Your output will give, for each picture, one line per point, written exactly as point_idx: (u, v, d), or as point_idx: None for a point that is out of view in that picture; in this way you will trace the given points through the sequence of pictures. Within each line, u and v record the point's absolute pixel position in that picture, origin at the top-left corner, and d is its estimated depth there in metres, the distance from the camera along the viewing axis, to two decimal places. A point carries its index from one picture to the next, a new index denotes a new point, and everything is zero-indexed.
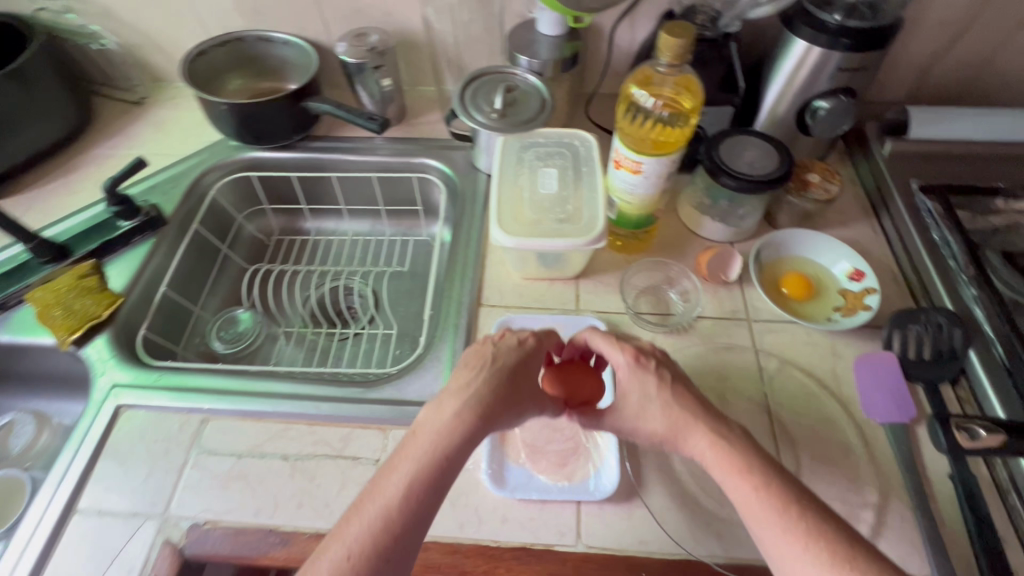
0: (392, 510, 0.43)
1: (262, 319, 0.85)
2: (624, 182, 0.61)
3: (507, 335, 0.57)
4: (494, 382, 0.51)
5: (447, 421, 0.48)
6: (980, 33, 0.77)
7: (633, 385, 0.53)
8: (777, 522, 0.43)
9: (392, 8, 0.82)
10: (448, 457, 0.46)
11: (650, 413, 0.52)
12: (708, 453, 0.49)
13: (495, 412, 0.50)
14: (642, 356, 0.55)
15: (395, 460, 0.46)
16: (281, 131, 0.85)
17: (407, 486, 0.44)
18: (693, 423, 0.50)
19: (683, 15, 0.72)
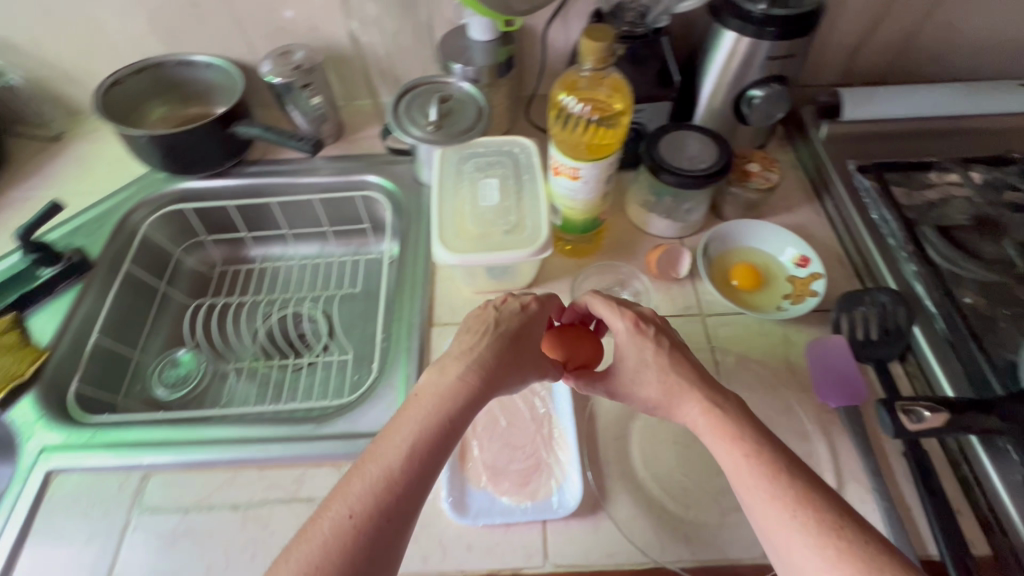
0: (393, 473, 0.42)
1: (208, 357, 0.81)
2: (565, 189, 0.60)
3: (508, 301, 0.56)
4: (496, 346, 0.50)
5: (450, 384, 0.47)
6: (902, 12, 0.79)
7: (631, 348, 0.53)
8: (764, 490, 0.43)
9: (317, 23, 0.79)
10: (452, 421, 0.45)
11: (647, 378, 0.52)
12: (700, 420, 0.49)
13: (498, 377, 0.49)
14: (642, 322, 0.54)
15: (399, 421, 0.45)
16: (211, 159, 0.81)
17: (409, 447, 0.43)
18: (689, 390, 0.50)
19: (611, 14, 0.71)
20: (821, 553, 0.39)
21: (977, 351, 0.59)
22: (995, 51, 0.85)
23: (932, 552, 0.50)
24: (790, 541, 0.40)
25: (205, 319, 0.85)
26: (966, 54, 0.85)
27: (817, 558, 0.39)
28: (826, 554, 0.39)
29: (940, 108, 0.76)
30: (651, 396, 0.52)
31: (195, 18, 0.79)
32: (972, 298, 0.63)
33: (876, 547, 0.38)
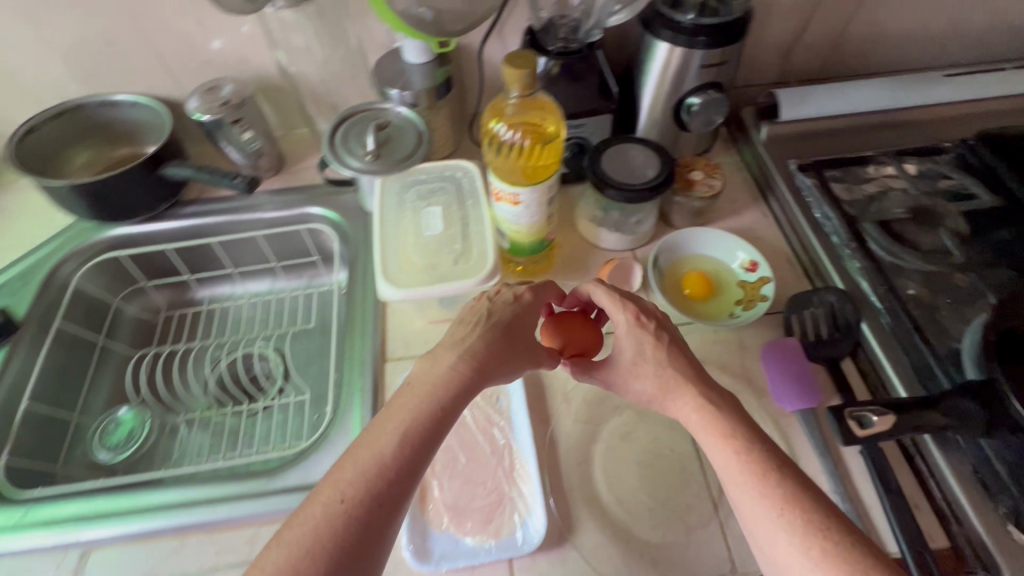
0: (383, 459, 0.43)
1: (154, 413, 0.77)
2: (508, 214, 0.59)
3: (502, 290, 0.57)
4: (488, 337, 0.52)
5: (442, 374, 0.48)
6: (828, 11, 0.81)
7: (629, 341, 0.54)
8: (752, 486, 0.43)
9: (245, 54, 0.76)
10: (443, 410, 0.46)
11: (643, 369, 0.53)
12: (693, 418, 0.49)
13: (489, 367, 0.51)
14: (644, 318, 0.54)
15: (392, 410, 0.46)
16: (142, 204, 0.77)
17: (400, 436, 0.44)
18: (686, 385, 0.50)
19: (544, 31, 0.70)
20: (806, 552, 0.40)
21: (921, 343, 0.61)
22: (919, 43, 0.88)
23: (894, 550, 0.51)
24: (772, 535, 0.42)
25: (150, 370, 0.81)
26: (893, 47, 0.88)
27: (798, 554, 0.40)
28: (810, 553, 0.40)
29: (874, 102, 0.78)
30: (646, 391, 0.53)
31: (113, 57, 0.75)
32: (915, 289, 0.64)
33: (858, 546, 0.39)
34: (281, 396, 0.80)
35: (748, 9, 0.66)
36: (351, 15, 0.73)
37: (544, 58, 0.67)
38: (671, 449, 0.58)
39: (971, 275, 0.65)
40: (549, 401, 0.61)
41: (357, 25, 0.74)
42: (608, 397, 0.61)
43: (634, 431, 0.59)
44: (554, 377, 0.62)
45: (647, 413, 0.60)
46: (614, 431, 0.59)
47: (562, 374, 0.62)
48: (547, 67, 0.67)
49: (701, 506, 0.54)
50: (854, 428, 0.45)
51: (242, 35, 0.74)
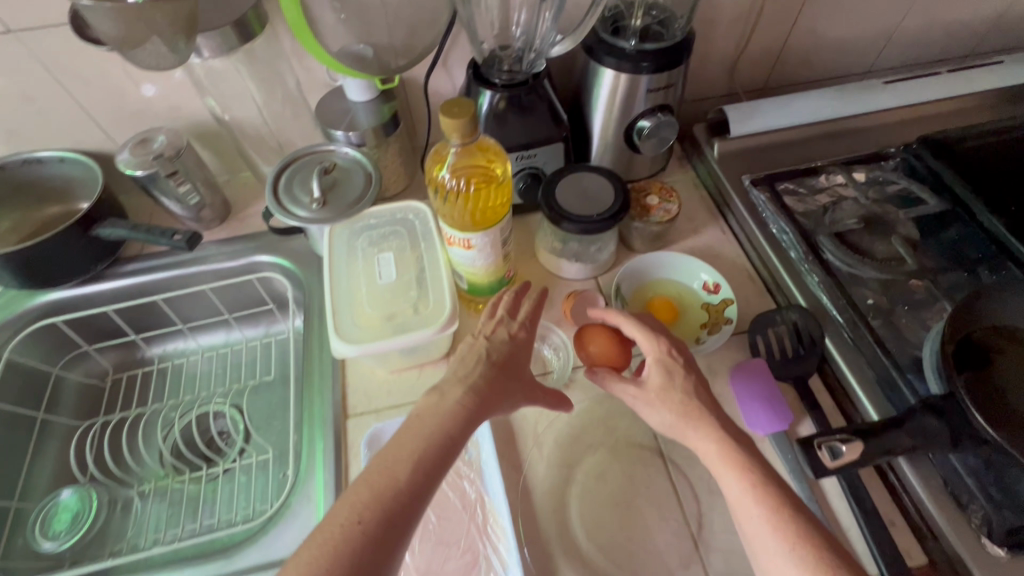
0: (398, 484, 0.43)
1: (102, 490, 0.72)
2: (463, 258, 0.57)
3: (497, 328, 0.55)
4: (489, 371, 0.52)
5: (450, 406, 0.48)
6: (769, 25, 0.82)
7: (657, 373, 0.52)
8: (766, 520, 0.43)
9: (178, 102, 0.73)
10: (453, 438, 0.47)
11: (667, 400, 0.51)
12: (712, 449, 0.48)
13: (492, 402, 0.50)
14: (673, 351, 0.53)
15: (404, 436, 0.47)
16: (77, 268, 0.72)
17: (414, 461, 0.45)
18: (707, 419, 0.49)
19: (487, 65, 0.67)
20: None
21: (884, 355, 0.60)
22: (858, 49, 0.90)
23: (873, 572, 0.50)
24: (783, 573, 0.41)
25: (98, 442, 0.76)
26: (833, 55, 0.90)
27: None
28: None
29: (819, 113, 0.79)
30: (664, 421, 0.51)
31: (33, 113, 0.70)
32: (873, 298, 0.65)
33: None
34: (243, 456, 0.76)
35: (690, 29, 0.68)
36: (287, 56, 0.71)
37: (489, 92, 0.64)
38: (648, 486, 0.56)
39: (925, 281, 0.66)
40: (520, 446, 0.58)
41: (295, 66, 0.72)
42: (580, 436, 0.60)
43: (609, 470, 0.58)
44: (524, 419, 0.60)
45: (622, 450, 0.59)
46: (589, 472, 0.57)
47: (531, 416, 0.60)
48: (492, 102, 0.64)
49: (681, 544, 0.53)
50: (826, 460, 0.45)
51: (173, 83, 0.71)
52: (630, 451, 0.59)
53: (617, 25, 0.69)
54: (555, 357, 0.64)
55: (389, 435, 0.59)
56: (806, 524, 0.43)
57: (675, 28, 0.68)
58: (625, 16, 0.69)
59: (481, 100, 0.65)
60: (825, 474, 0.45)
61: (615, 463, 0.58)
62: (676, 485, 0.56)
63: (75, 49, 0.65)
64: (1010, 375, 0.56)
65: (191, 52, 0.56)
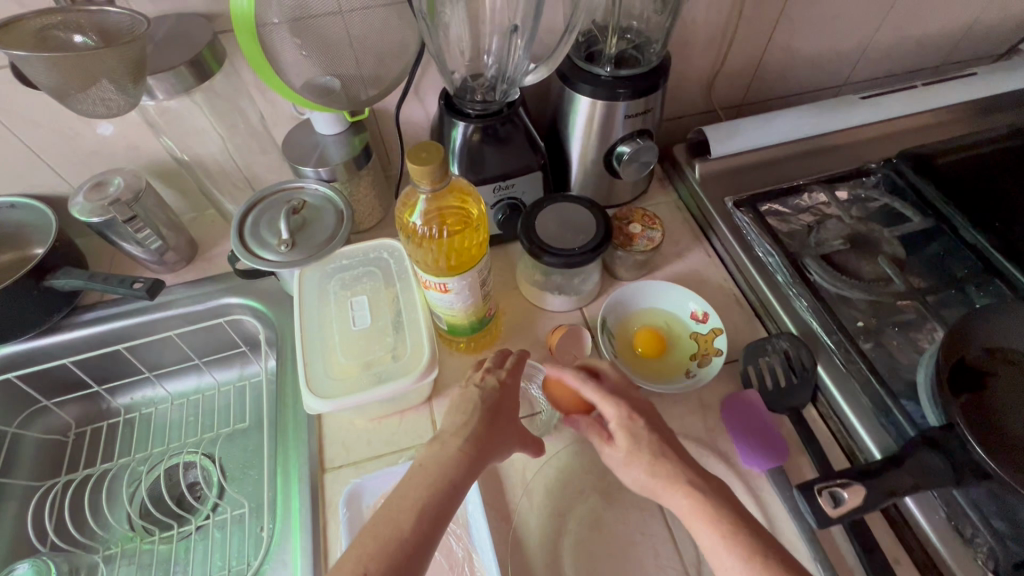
0: (403, 535, 0.41)
1: (63, 558, 0.66)
2: (441, 301, 0.55)
3: (487, 376, 0.54)
4: (486, 419, 0.50)
5: (451, 453, 0.47)
6: (744, 43, 0.81)
7: (624, 439, 0.49)
8: (743, 571, 0.41)
9: (136, 141, 0.69)
10: (453, 487, 0.45)
11: (636, 462, 0.48)
12: (685, 505, 0.45)
13: (488, 453, 0.49)
14: (632, 413, 0.50)
15: (407, 486, 0.45)
16: (30, 320, 0.67)
17: (418, 511, 0.43)
18: (676, 477, 0.47)
19: (460, 94, 0.64)
20: None
21: (878, 384, 0.58)
22: (833, 63, 0.89)
23: None
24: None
25: (60, 504, 0.71)
26: (809, 70, 0.89)
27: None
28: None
29: (798, 130, 0.78)
30: (638, 481, 0.49)
31: None
32: (862, 320, 0.64)
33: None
34: (216, 511, 0.72)
35: (666, 53, 0.67)
36: (251, 91, 0.68)
37: (462, 124, 0.61)
38: (644, 532, 0.54)
39: (916, 300, 0.64)
40: (508, 495, 0.55)
41: (258, 100, 0.69)
42: (572, 481, 0.57)
43: (603, 517, 0.55)
44: (512, 466, 0.57)
45: (616, 494, 0.56)
46: (582, 520, 0.55)
47: (519, 462, 0.57)
48: (466, 133, 0.61)
49: None
50: (827, 508, 0.47)
51: (129, 122, 0.67)
52: (623, 495, 0.56)
53: (592, 50, 0.68)
54: (543, 397, 0.61)
55: (370, 491, 0.56)
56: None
57: (650, 52, 0.68)
58: (599, 40, 0.69)
59: (455, 133, 0.62)
60: (827, 522, 0.46)
61: (609, 509, 0.55)
62: (673, 530, 0.54)
63: (20, 92, 0.61)
64: (1005, 399, 0.55)
65: (143, 94, 0.54)
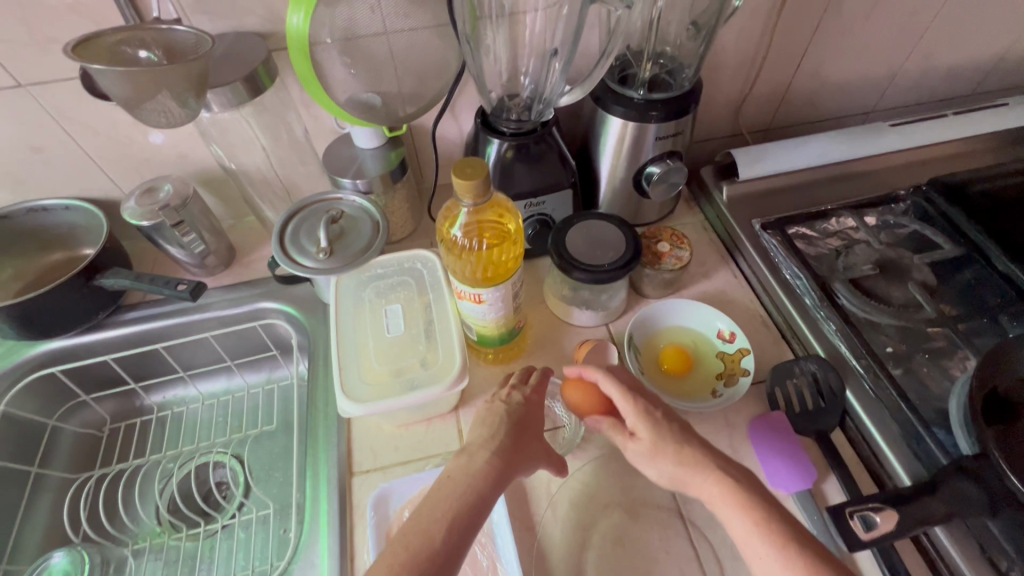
0: (433, 547, 0.41)
1: (94, 550, 0.68)
2: (473, 311, 0.57)
3: (513, 391, 0.56)
4: (513, 431, 0.51)
5: (478, 466, 0.47)
6: (773, 69, 0.82)
7: (646, 427, 0.50)
8: (777, 561, 0.42)
9: (186, 150, 0.73)
10: (481, 499, 0.45)
11: (662, 455, 0.49)
12: (715, 492, 0.46)
13: (515, 464, 0.49)
14: (650, 406, 0.51)
15: (435, 498, 0.45)
16: (78, 318, 0.70)
17: (447, 521, 0.43)
18: (704, 465, 0.47)
19: (496, 113, 0.66)
20: None
21: (909, 410, 0.58)
22: (862, 91, 0.90)
23: None
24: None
25: (93, 497, 0.73)
26: (837, 96, 0.90)
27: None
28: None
29: (827, 155, 0.79)
30: (666, 473, 0.49)
31: (39, 162, 0.70)
32: (892, 346, 0.63)
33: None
34: (242, 511, 0.73)
35: (698, 78, 0.69)
36: (298, 106, 0.71)
37: (497, 141, 0.63)
38: (669, 550, 0.54)
39: (945, 327, 0.64)
40: (532, 507, 0.56)
41: (302, 115, 0.72)
42: (595, 495, 0.57)
43: (627, 533, 0.55)
44: (537, 478, 0.58)
45: (639, 510, 0.56)
46: (606, 535, 0.55)
47: (543, 474, 0.58)
48: (500, 151, 0.63)
49: None
50: (859, 532, 0.46)
51: (182, 132, 0.71)
52: (647, 513, 0.56)
53: (625, 73, 0.70)
54: (567, 414, 0.62)
55: (397, 496, 0.57)
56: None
57: (682, 77, 0.70)
58: (633, 65, 0.71)
59: (490, 149, 0.64)
60: (859, 545, 0.46)
61: (632, 526, 0.55)
62: (698, 550, 0.54)
63: (84, 102, 0.65)
64: None
65: (202, 107, 0.57)
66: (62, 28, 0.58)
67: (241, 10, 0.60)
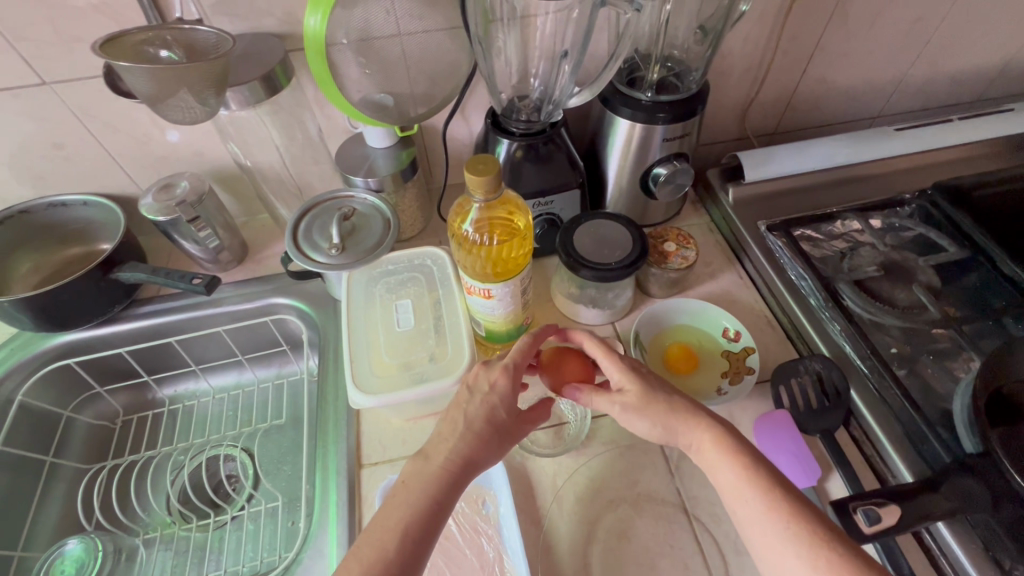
0: (387, 556, 0.42)
1: (106, 538, 0.68)
2: (482, 307, 0.58)
3: (479, 376, 0.53)
4: (472, 431, 0.49)
5: (435, 469, 0.47)
6: (780, 73, 0.83)
7: (631, 378, 0.51)
8: (761, 502, 0.43)
9: (203, 148, 0.75)
10: (438, 505, 0.45)
11: (651, 403, 0.50)
12: (704, 438, 0.47)
13: (480, 460, 0.48)
14: (635, 362, 0.53)
15: (390, 507, 0.45)
16: (95, 310, 0.72)
17: (402, 530, 0.43)
18: (695, 414, 0.49)
19: (506, 114, 0.68)
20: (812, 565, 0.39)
21: (913, 409, 0.58)
22: (867, 96, 0.91)
23: None
24: (784, 557, 0.40)
25: (106, 487, 0.74)
26: (843, 101, 0.91)
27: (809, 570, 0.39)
28: (816, 567, 0.39)
29: (832, 159, 0.80)
30: (655, 425, 0.49)
31: (60, 159, 0.72)
32: (896, 347, 0.64)
33: (865, 559, 0.39)
34: (251, 503, 0.74)
35: (705, 81, 0.70)
36: (312, 105, 0.73)
37: (507, 141, 0.64)
38: (675, 545, 0.54)
39: (950, 329, 0.64)
40: (538, 500, 0.57)
41: (317, 114, 0.74)
42: (601, 490, 0.58)
43: (632, 526, 0.55)
44: (542, 473, 0.58)
45: (644, 505, 0.57)
46: (611, 529, 0.55)
47: (549, 468, 0.59)
48: (510, 150, 0.65)
49: None
50: (863, 526, 0.47)
51: (198, 130, 0.72)
52: (652, 507, 0.57)
53: (634, 76, 0.71)
54: (571, 410, 0.63)
55: None
56: (818, 524, 0.41)
57: (689, 80, 0.71)
58: (641, 68, 0.72)
59: (500, 149, 0.65)
60: (863, 539, 0.47)
61: (638, 520, 0.56)
62: (702, 544, 0.54)
63: (105, 99, 0.66)
64: None
65: (220, 105, 0.59)
66: (86, 28, 0.60)
67: (259, 12, 0.62)
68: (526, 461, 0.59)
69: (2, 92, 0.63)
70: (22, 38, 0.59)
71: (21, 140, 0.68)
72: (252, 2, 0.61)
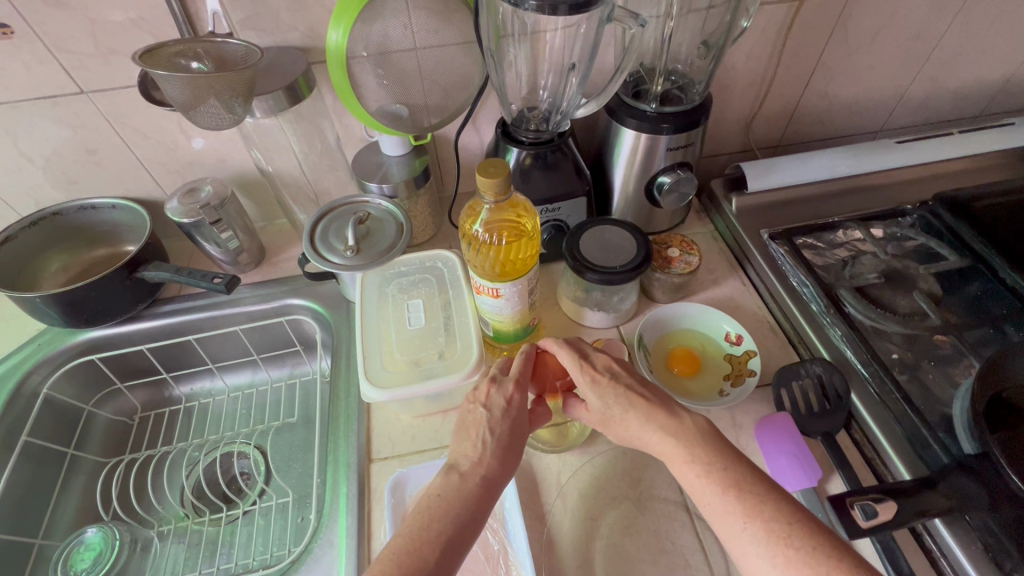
0: (426, 567, 0.41)
1: (124, 528, 0.70)
2: (491, 306, 0.60)
3: (491, 392, 0.53)
4: (500, 447, 0.49)
5: (471, 485, 0.46)
6: (783, 88, 0.86)
7: (592, 395, 0.52)
8: (722, 503, 0.43)
9: (225, 155, 0.79)
10: (472, 518, 0.45)
11: (613, 425, 0.51)
12: (664, 447, 0.47)
13: (503, 475, 0.48)
14: (597, 373, 0.53)
15: (426, 518, 0.44)
16: (119, 307, 0.75)
17: (442, 543, 0.43)
18: (647, 423, 0.49)
19: (516, 123, 0.71)
20: (772, 560, 0.39)
21: (914, 413, 0.59)
22: (869, 111, 0.93)
23: None
24: (747, 553, 0.41)
25: (123, 480, 0.77)
26: (845, 115, 0.93)
27: (769, 567, 0.39)
28: (775, 561, 0.39)
29: (834, 170, 0.82)
30: (623, 434, 0.51)
31: (93, 164, 0.76)
32: (897, 352, 0.65)
33: (825, 553, 0.39)
34: (262, 498, 0.76)
35: (708, 94, 0.72)
36: (330, 115, 0.77)
37: (517, 149, 0.67)
38: (676, 541, 0.55)
39: (951, 336, 0.65)
40: (543, 497, 0.58)
41: (335, 123, 0.78)
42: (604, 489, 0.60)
43: (635, 523, 0.57)
44: (548, 470, 0.60)
45: (646, 503, 0.58)
46: (614, 525, 0.56)
47: (555, 465, 0.60)
48: (519, 158, 0.67)
49: None
50: (859, 520, 0.48)
51: (223, 139, 0.76)
52: (655, 504, 0.58)
53: (639, 89, 0.74)
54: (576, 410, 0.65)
55: (412, 483, 0.59)
56: (797, 512, 0.41)
57: (692, 92, 0.73)
58: (646, 80, 0.75)
59: (511, 156, 0.68)
60: (859, 533, 0.48)
61: (642, 517, 0.57)
62: (703, 541, 0.55)
63: (137, 107, 0.70)
64: None
65: (247, 113, 0.62)
66: (123, 41, 0.64)
67: (284, 27, 0.66)
68: (529, 459, 0.61)
69: (42, 100, 0.67)
70: (64, 50, 0.63)
71: (58, 146, 0.72)
72: (278, 17, 0.65)
